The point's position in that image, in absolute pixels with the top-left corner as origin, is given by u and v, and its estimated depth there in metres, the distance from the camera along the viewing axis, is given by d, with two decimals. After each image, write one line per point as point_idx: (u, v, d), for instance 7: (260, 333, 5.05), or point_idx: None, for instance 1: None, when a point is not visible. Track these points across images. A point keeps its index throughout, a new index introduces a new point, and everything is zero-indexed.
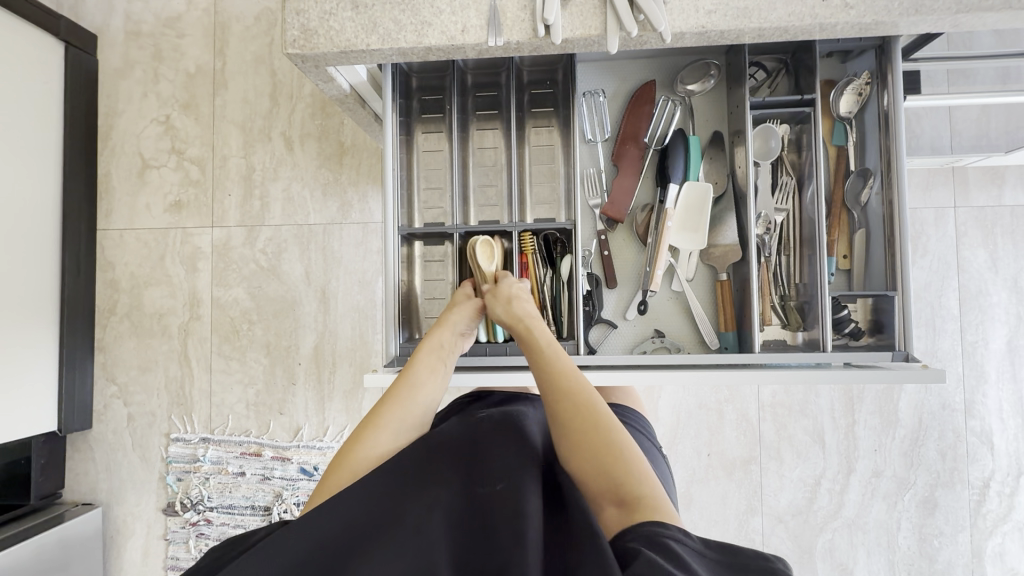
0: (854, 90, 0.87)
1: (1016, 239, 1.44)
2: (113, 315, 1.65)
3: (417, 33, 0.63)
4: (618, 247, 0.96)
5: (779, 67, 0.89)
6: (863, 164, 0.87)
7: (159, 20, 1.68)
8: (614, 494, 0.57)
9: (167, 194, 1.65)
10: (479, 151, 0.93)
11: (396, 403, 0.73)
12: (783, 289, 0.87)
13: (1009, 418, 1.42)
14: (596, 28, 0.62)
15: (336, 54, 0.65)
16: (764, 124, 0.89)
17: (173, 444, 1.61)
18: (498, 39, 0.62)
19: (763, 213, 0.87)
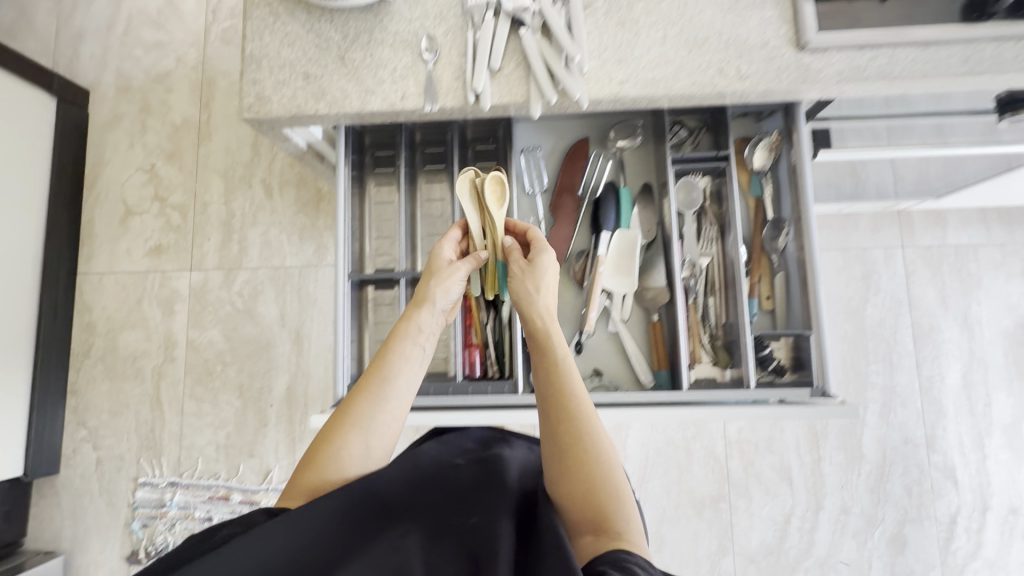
0: (766, 146, 0.84)
1: (962, 276, 1.50)
2: (88, 358, 1.66)
3: (361, 100, 0.69)
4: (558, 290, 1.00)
5: (700, 126, 0.89)
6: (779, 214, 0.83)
7: (149, 77, 1.78)
8: (594, 519, 0.61)
9: (148, 239, 1.71)
10: (425, 203, 0.88)
11: (369, 401, 0.72)
12: (711, 329, 0.85)
13: (970, 452, 1.44)
14: (521, 95, 0.68)
15: (287, 118, 0.71)
16: (686, 177, 0.88)
17: (139, 489, 1.59)
18: (434, 105, 0.68)
19: (689, 259, 0.86)
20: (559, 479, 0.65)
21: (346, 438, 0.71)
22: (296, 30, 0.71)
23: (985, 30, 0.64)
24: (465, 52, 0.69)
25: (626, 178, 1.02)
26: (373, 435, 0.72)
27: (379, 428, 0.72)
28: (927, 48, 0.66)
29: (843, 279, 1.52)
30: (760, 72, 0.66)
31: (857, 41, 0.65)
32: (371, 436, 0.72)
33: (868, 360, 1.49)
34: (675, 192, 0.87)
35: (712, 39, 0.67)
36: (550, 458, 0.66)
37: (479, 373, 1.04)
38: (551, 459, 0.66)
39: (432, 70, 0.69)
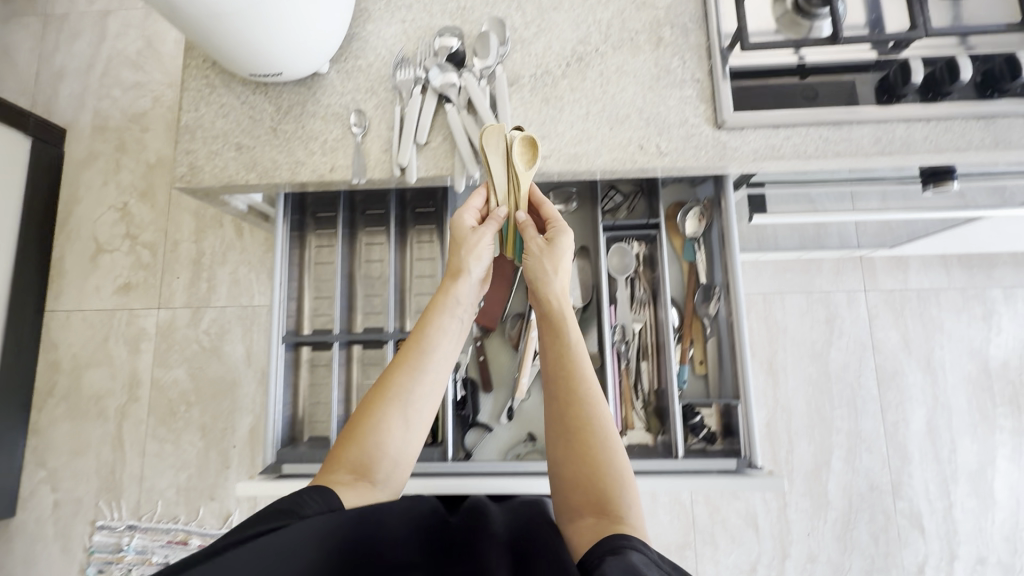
0: (696, 214, 0.82)
1: (924, 320, 1.51)
2: (51, 397, 1.65)
3: (291, 172, 0.70)
4: (493, 350, 0.85)
5: (635, 190, 0.84)
6: (711, 280, 0.80)
7: (125, 116, 1.80)
8: (595, 502, 0.54)
9: (118, 276, 1.71)
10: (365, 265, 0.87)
11: (410, 372, 0.61)
12: (643, 395, 0.80)
13: (936, 499, 1.43)
14: (447, 168, 0.69)
15: (220, 188, 0.72)
16: (619, 243, 0.83)
17: (97, 532, 1.56)
18: (361, 177, 0.69)
19: (621, 324, 0.81)
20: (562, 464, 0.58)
21: (383, 415, 0.59)
22: (231, 103, 0.73)
23: (896, 111, 0.66)
24: (394, 125, 0.70)
25: None
26: (412, 414, 0.61)
27: (417, 406, 0.61)
28: (840, 128, 0.67)
29: (807, 322, 1.52)
30: (680, 149, 0.68)
31: (772, 121, 0.67)
32: (410, 414, 0.60)
33: (832, 405, 1.48)
34: (608, 256, 0.82)
35: (632, 117, 0.69)
36: (556, 442, 0.60)
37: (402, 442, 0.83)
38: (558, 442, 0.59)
39: (360, 143, 0.70)
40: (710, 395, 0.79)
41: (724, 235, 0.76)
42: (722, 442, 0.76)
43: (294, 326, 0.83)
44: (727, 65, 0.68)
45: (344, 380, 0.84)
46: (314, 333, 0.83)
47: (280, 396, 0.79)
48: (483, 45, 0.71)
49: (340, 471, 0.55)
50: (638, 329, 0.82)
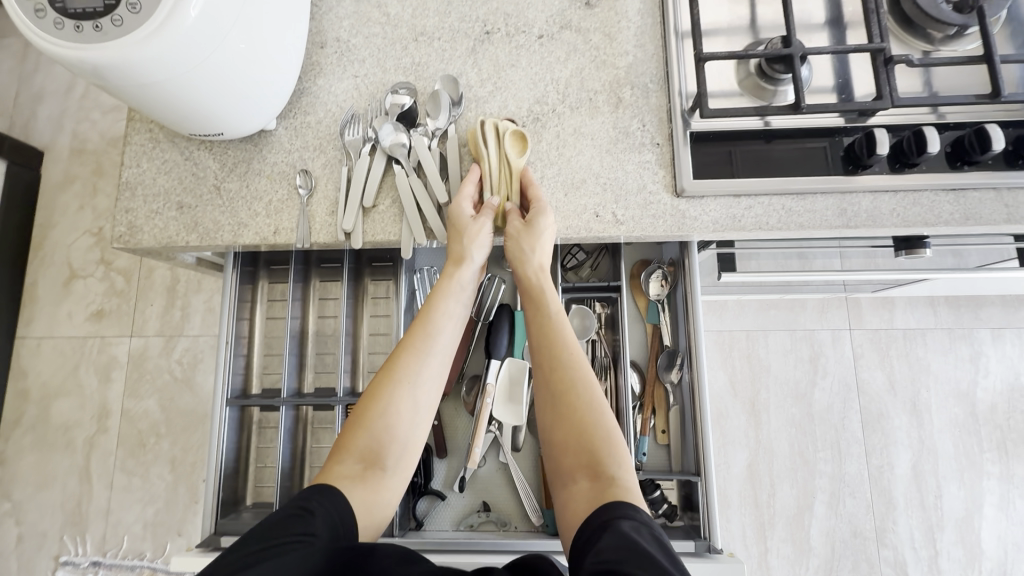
0: (660, 276, 0.78)
1: (910, 361, 1.48)
2: (18, 427, 1.61)
3: (233, 234, 0.68)
4: (449, 413, 0.81)
5: (599, 249, 0.81)
6: (675, 345, 0.76)
7: (104, 139, 1.78)
8: (588, 465, 0.55)
9: (91, 303, 1.68)
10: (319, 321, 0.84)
11: (414, 358, 0.63)
12: None
13: (922, 547, 1.39)
14: (394, 234, 0.66)
15: (159, 248, 0.69)
16: (580, 303, 0.79)
17: (60, 568, 1.52)
18: (305, 242, 0.67)
19: None
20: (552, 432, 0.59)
21: (389, 400, 0.62)
22: (175, 158, 0.70)
23: (862, 183, 0.63)
24: (340, 186, 0.68)
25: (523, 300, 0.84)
26: (419, 399, 0.63)
27: (424, 390, 0.63)
28: (804, 198, 0.64)
29: (790, 361, 1.49)
30: (637, 217, 0.65)
31: (732, 190, 0.64)
32: (417, 398, 0.63)
33: (815, 448, 1.45)
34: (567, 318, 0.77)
35: (588, 182, 0.66)
36: (545, 412, 0.61)
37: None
38: (545, 411, 0.61)
39: (305, 206, 0.67)
40: (672, 470, 0.74)
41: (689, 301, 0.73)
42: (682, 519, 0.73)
43: (242, 385, 0.80)
44: (687, 130, 0.65)
45: (291, 442, 0.80)
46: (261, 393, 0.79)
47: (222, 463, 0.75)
48: (435, 104, 0.69)
49: (350, 460, 0.58)
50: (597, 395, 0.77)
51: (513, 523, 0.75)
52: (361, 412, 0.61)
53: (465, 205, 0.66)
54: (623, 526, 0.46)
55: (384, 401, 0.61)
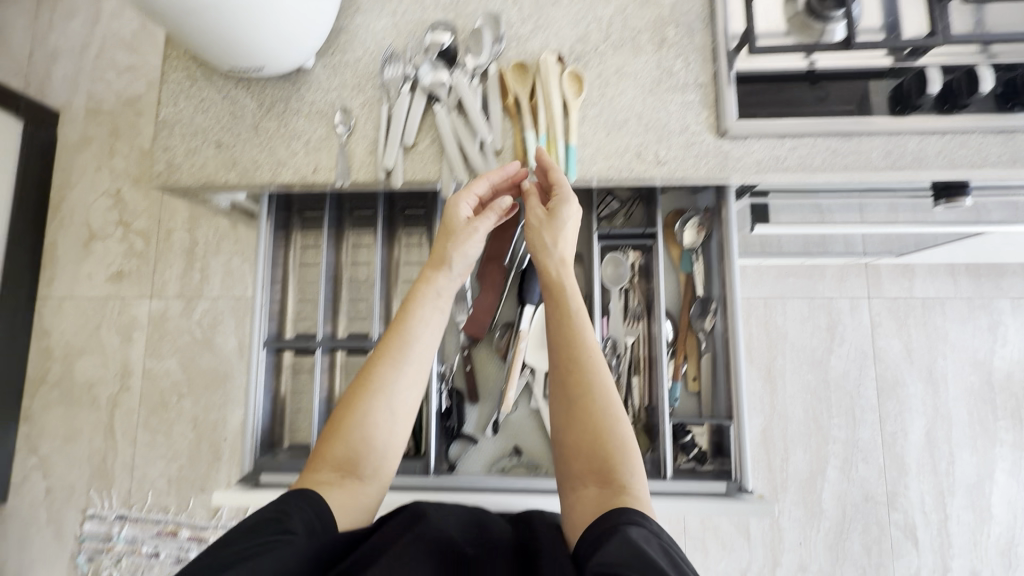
0: (696, 223, 0.78)
1: (928, 329, 1.48)
2: (43, 384, 1.64)
3: (271, 172, 0.68)
4: (481, 360, 0.82)
5: (632, 195, 0.81)
6: (708, 294, 0.77)
7: (120, 100, 1.76)
8: (597, 472, 0.53)
9: (111, 264, 1.69)
10: (352, 268, 0.85)
11: (387, 366, 0.62)
12: (631, 414, 0.77)
13: (932, 512, 1.41)
14: (435, 172, 0.66)
15: (196, 186, 0.69)
16: (613, 251, 0.80)
17: (87, 520, 1.56)
18: (344, 179, 0.67)
19: (612, 337, 0.78)
20: (563, 433, 0.57)
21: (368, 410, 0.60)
22: (211, 97, 0.70)
23: (910, 123, 0.62)
24: (379, 124, 0.67)
25: None
26: (394, 407, 0.61)
27: (398, 399, 0.61)
28: (850, 139, 0.64)
29: (808, 328, 1.49)
30: (685, 155, 0.65)
31: (778, 130, 0.63)
32: (391, 406, 0.61)
33: (830, 414, 1.46)
34: (601, 266, 0.78)
35: (631, 122, 0.66)
36: (559, 412, 0.59)
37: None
38: (557, 412, 0.59)
39: (344, 145, 0.67)
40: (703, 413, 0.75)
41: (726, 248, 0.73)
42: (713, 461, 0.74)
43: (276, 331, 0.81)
44: (733, 68, 0.65)
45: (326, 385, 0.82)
46: (295, 337, 0.81)
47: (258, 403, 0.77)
48: (477, 43, 0.70)
49: (324, 469, 0.57)
50: (630, 343, 0.78)
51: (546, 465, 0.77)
52: (335, 421, 0.60)
53: (462, 204, 0.64)
54: (632, 534, 0.45)
55: (358, 409, 0.60)
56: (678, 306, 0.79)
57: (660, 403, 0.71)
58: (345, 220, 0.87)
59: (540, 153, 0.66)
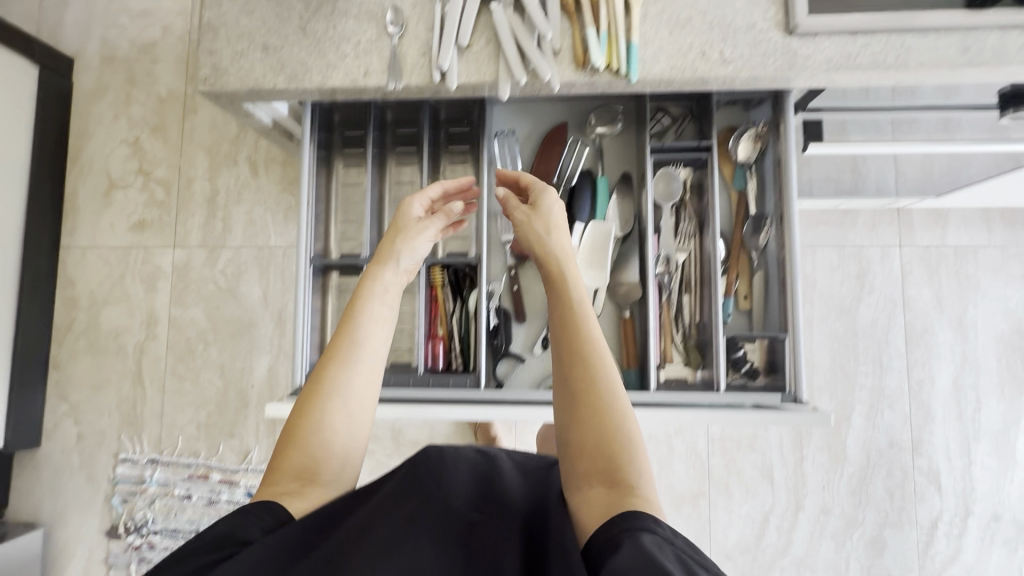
0: (751, 137, 0.87)
1: (959, 277, 1.46)
2: (70, 333, 1.65)
3: (322, 75, 0.77)
4: (528, 281, 1.01)
5: (685, 112, 0.90)
6: (761, 208, 0.86)
7: (134, 46, 1.72)
8: (605, 472, 0.59)
9: (132, 213, 1.68)
10: (397, 187, 0.92)
11: (341, 367, 0.71)
12: (684, 329, 0.87)
13: (956, 458, 1.42)
14: (490, 74, 0.77)
15: (245, 92, 0.78)
16: (665, 167, 0.90)
17: (119, 465, 1.59)
18: (399, 83, 0.76)
19: (665, 254, 0.88)
20: (572, 434, 0.63)
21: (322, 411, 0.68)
22: (256, 2, 0.79)
23: None
24: (432, 27, 0.77)
25: (604, 167, 1.00)
26: (352, 405, 0.70)
27: (355, 395, 0.70)
28: None
29: (837, 278, 1.47)
30: (743, 58, 0.77)
31: None
32: (349, 405, 0.70)
33: (857, 361, 1.45)
34: (655, 181, 0.88)
35: None
36: (572, 417, 0.65)
37: (442, 366, 0.98)
38: (566, 414, 0.65)
39: (397, 45, 0.77)
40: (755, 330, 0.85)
41: (779, 161, 0.82)
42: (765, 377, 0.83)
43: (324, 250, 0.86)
44: None
45: None
46: (340, 258, 0.88)
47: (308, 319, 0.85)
48: None
49: (284, 479, 0.64)
50: (682, 259, 0.88)
51: None
52: (293, 427, 0.68)
53: (414, 205, 0.83)
54: (645, 539, 0.49)
55: (317, 407, 0.68)
56: (732, 222, 0.88)
57: (714, 316, 0.80)
58: (389, 150, 0.94)
59: (604, 47, 0.76)
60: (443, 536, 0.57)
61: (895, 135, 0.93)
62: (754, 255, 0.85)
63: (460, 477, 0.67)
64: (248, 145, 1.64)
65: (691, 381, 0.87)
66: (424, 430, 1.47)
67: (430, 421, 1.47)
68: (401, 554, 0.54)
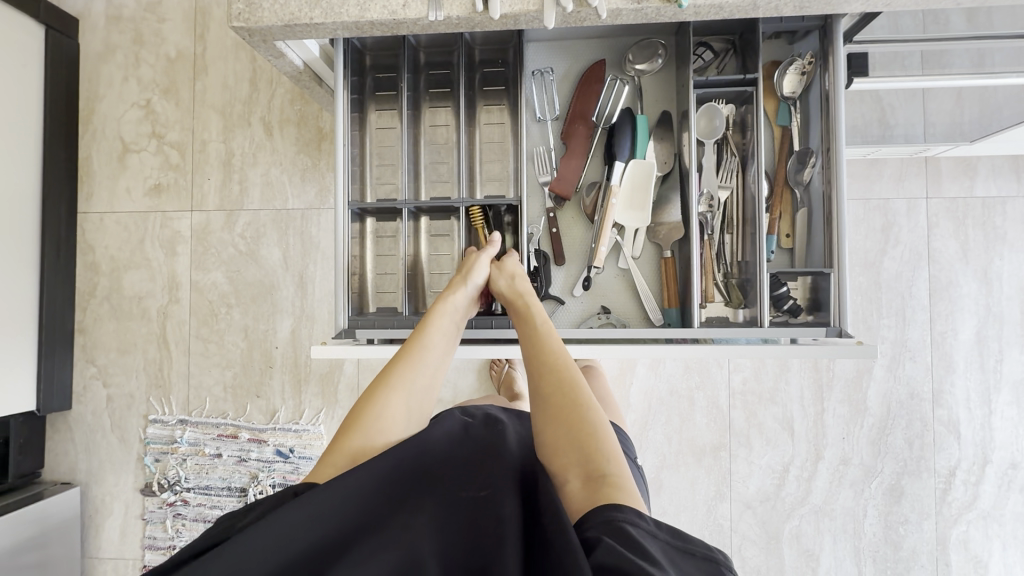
0: (797, 70, 0.93)
1: (987, 230, 1.43)
2: (93, 298, 1.67)
3: (359, 8, 0.75)
4: (567, 224, 1.03)
5: (727, 48, 0.97)
6: (806, 144, 0.93)
7: (140, 4, 1.67)
8: (581, 466, 0.65)
9: (148, 177, 1.66)
10: (431, 129, 1.00)
11: (412, 365, 0.80)
12: (726, 267, 0.95)
13: (976, 408, 1.43)
14: (534, 4, 0.74)
15: (280, 28, 0.76)
16: (710, 103, 0.96)
17: (151, 425, 1.63)
18: (439, 13, 0.74)
19: (707, 191, 0.95)
20: (546, 435, 0.71)
21: (387, 402, 0.76)
22: None
23: None
24: None
25: (643, 105, 1.02)
26: (412, 404, 0.78)
27: (418, 395, 0.79)
28: None
29: (861, 231, 1.45)
30: None
31: None
32: (410, 403, 0.78)
33: (880, 314, 1.45)
34: (698, 118, 0.95)
35: None
36: (541, 419, 0.72)
37: (484, 308, 1.05)
38: (542, 418, 0.73)
39: None
40: (795, 266, 0.94)
41: (826, 94, 0.87)
42: (809, 315, 0.91)
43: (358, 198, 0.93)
44: None
45: (406, 244, 0.97)
46: (375, 202, 0.95)
47: (345, 260, 0.91)
48: None
49: (327, 467, 0.69)
50: (724, 196, 0.95)
51: (630, 320, 1.00)
52: (355, 417, 0.75)
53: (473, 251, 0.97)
54: (630, 530, 0.52)
55: (380, 398, 0.76)
56: (777, 158, 0.96)
57: (757, 253, 0.87)
58: (422, 97, 1.01)
59: None
60: (448, 521, 0.60)
61: (924, 70, 0.93)
62: (798, 191, 0.93)
63: (462, 459, 0.71)
64: (260, 105, 1.61)
65: (733, 319, 0.95)
66: (447, 386, 1.49)
67: (453, 377, 1.49)
68: (409, 540, 0.57)
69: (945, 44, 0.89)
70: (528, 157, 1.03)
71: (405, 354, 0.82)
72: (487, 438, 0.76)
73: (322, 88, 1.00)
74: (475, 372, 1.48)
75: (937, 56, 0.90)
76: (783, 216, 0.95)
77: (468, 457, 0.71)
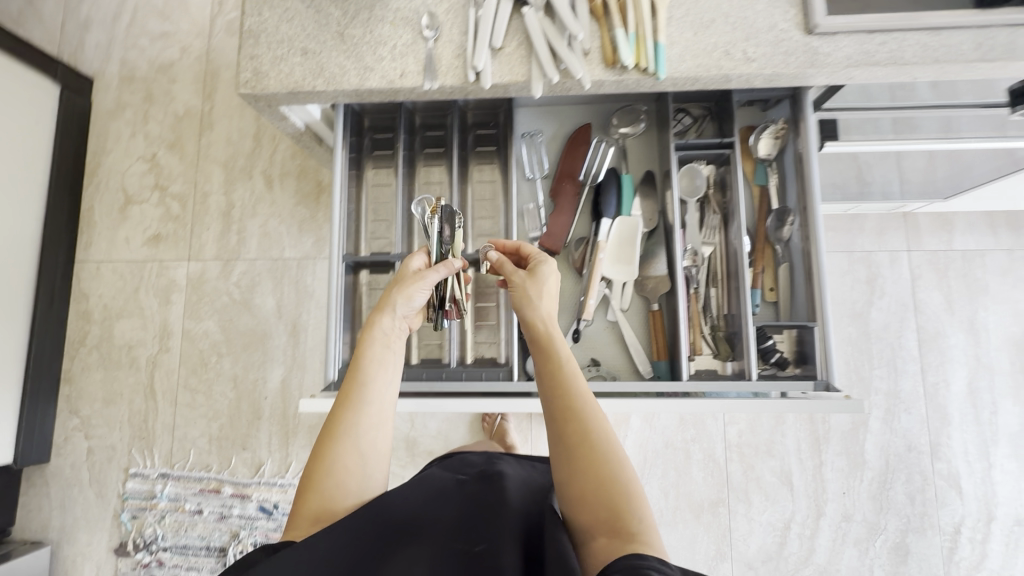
0: (770, 135, 0.99)
1: (969, 283, 1.47)
2: (82, 346, 1.65)
3: (359, 77, 0.80)
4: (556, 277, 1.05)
5: (705, 114, 1.03)
6: (783, 202, 0.98)
7: (152, 66, 1.76)
8: (607, 523, 0.56)
9: (147, 228, 1.69)
10: (426, 186, 1.05)
11: (353, 411, 0.70)
12: (713, 320, 0.97)
13: (975, 461, 1.41)
14: (523, 74, 0.80)
15: (284, 93, 0.82)
16: (690, 165, 1.01)
17: (131, 479, 1.58)
18: (434, 82, 0.80)
19: (692, 247, 0.98)
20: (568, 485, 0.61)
21: (336, 455, 0.68)
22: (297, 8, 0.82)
23: None
24: (465, 31, 0.81)
25: (628, 165, 1.07)
26: (364, 448, 0.70)
27: (370, 440, 0.70)
28: None
29: (847, 283, 1.48)
30: (768, 56, 0.80)
31: None
32: (361, 449, 0.69)
33: (871, 366, 1.46)
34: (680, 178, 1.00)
35: None
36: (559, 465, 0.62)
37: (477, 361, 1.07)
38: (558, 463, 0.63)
39: (431, 48, 0.80)
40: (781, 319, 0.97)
41: (799, 156, 0.93)
42: (796, 367, 0.92)
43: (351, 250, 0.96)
44: None
45: None
46: (370, 255, 0.98)
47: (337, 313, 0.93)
48: None
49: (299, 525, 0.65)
50: (708, 252, 0.98)
51: (620, 373, 1.00)
52: (310, 474, 0.68)
53: (415, 259, 0.82)
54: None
55: (331, 453, 0.68)
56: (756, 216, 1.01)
57: (743, 308, 0.89)
58: (418, 156, 1.06)
59: (636, 42, 0.79)
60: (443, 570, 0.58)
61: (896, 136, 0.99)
62: (778, 247, 0.97)
63: (455, 513, 0.67)
64: (261, 158, 1.67)
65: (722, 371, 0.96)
66: (439, 438, 1.46)
67: (445, 429, 1.47)
68: None
69: (912, 111, 0.95)
70: (519, 214, 1.07)
71: (345, 396, 0.71)
72: (482, 490, 0.71)
73: (322, 147, 1.05)
74: (467, 424, 1.46)
75: (906, 122, 0.96)
76: (766, 270, 0.99)
77: (461, 511, 0.67)
